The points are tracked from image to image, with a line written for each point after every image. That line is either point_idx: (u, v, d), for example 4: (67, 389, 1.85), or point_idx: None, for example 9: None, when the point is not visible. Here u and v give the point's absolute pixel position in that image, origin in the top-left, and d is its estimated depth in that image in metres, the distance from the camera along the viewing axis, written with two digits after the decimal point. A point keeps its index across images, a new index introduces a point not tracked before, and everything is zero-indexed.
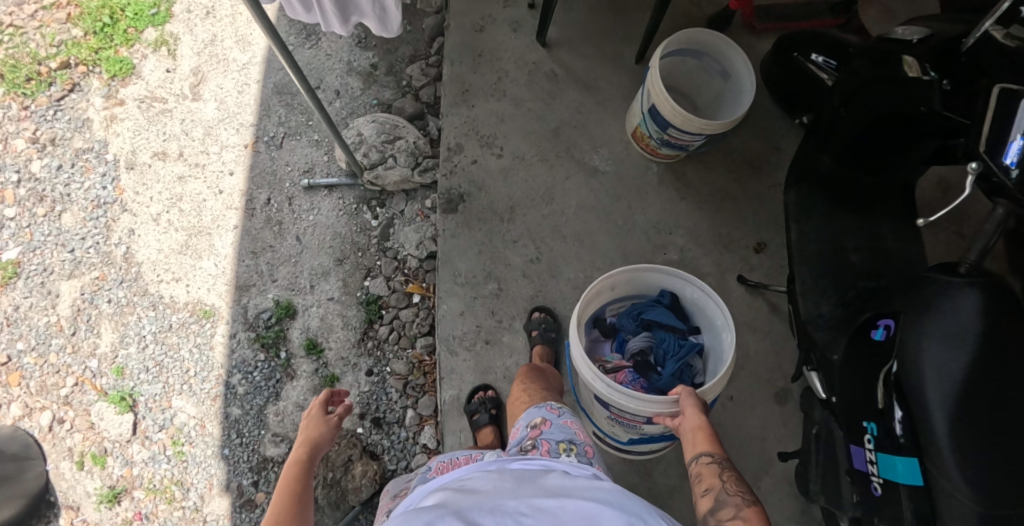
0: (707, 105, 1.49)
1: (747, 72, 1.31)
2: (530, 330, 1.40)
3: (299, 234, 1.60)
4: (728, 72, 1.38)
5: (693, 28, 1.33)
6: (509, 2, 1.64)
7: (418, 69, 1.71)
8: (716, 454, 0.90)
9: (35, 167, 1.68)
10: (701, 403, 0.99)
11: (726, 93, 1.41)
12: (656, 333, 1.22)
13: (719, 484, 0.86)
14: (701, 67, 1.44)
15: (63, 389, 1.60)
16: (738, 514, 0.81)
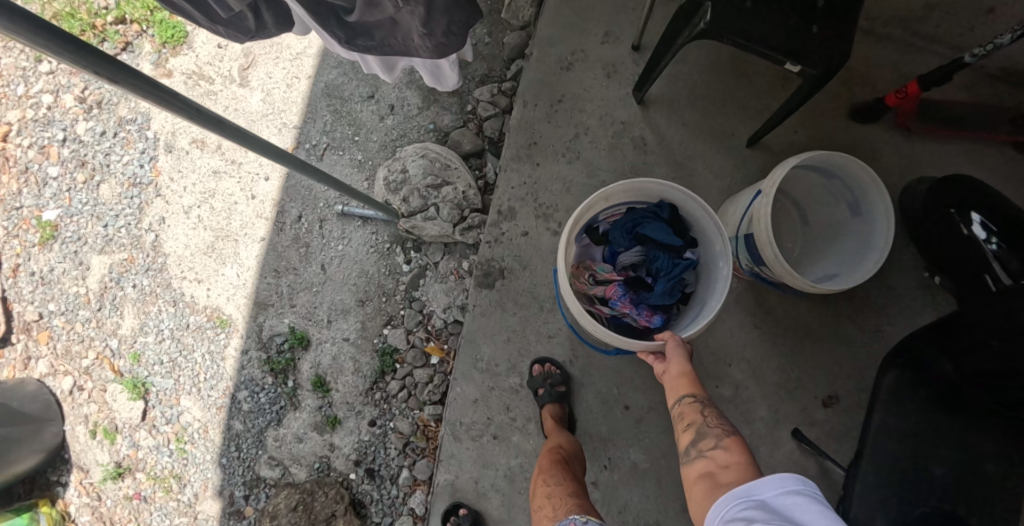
0: (821, 229, 1.22)
1: (889, 224, 1.04)
2: (534, 389, 1.24)
3: (325, 262, 1.49)
4: (863, 208, 1.11)
5: (839, 152, 1.03)
6: (609, 38, 1.34)
7: (487, 93, 1.45)
8: (698, 394, 0.90)
9: (80, 129, 1.62)
10: (686, 347, 0.96)
11: (849, 228, 1.15)
12: (651, 250, 1.11)
13: (701, 420, 0.86)
14: (829, 186, 1.16)
15: (85, 360, 1.62)
16: (717, 444, 0.81)
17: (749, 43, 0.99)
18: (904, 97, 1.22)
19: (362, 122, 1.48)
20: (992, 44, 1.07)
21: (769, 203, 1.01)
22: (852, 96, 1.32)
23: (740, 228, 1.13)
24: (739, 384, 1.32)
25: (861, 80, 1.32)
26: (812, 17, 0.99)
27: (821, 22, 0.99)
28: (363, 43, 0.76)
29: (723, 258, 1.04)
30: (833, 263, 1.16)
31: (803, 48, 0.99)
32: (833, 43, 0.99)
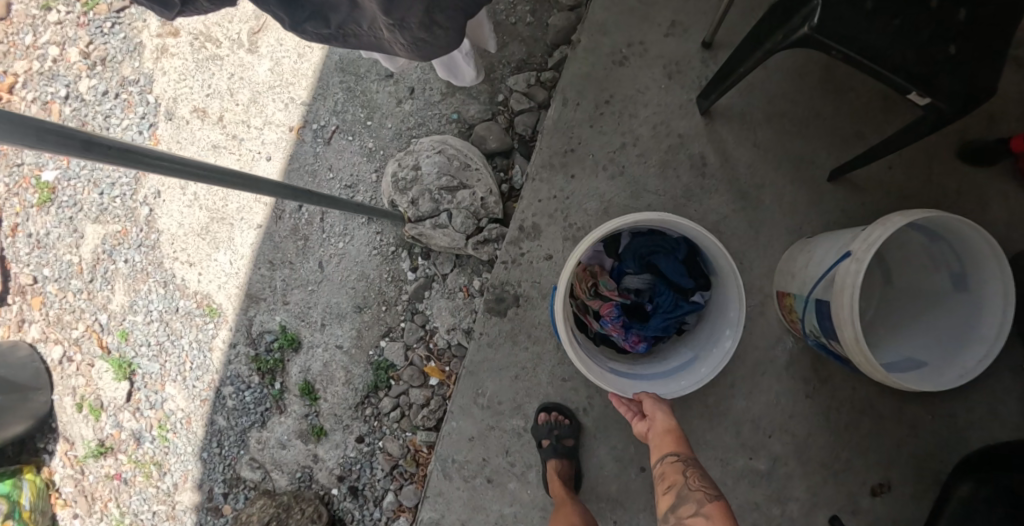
0: (909, 295, 1.00)
1: (1007, 313, 0.82)
2: (539, 440, 1.08)
3: (323, 259, 1.34)
4: (972, 284, 0.88)
5: (966, 218, 0.79)
6: (675, 30, 1.10)
7: (523, 83, 1.23)
8: (681, 452, 0.75)
9: (82, 86, 1.50)
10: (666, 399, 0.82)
11: (946, 302, 0.92)
12: (662, 283, 0.92)
13: (679, 489, 0.71)
14: (930, 248, 0.93)
15: (75, 331, 1.54)
16: (699, 511, 0.67)
17: (862, 58, 0.75)
18: None
19: (377, 105, 1.30)
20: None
21: (858, 270, 0.79)
22: (971, 127, 1.06)
23: (812, 288, 0.91)
24: (780, 458, 1.11)
25: (986, 108, 1.05)
26: (953, 28, 0.74)
27: (964, 37, 0.74)
28: (314, 30, 0.60)
29: (732, 324, 0.80)
30: (919, 341, 0.95)
31: (936, 70, 0.74)
32: (979, 68, 0.74)
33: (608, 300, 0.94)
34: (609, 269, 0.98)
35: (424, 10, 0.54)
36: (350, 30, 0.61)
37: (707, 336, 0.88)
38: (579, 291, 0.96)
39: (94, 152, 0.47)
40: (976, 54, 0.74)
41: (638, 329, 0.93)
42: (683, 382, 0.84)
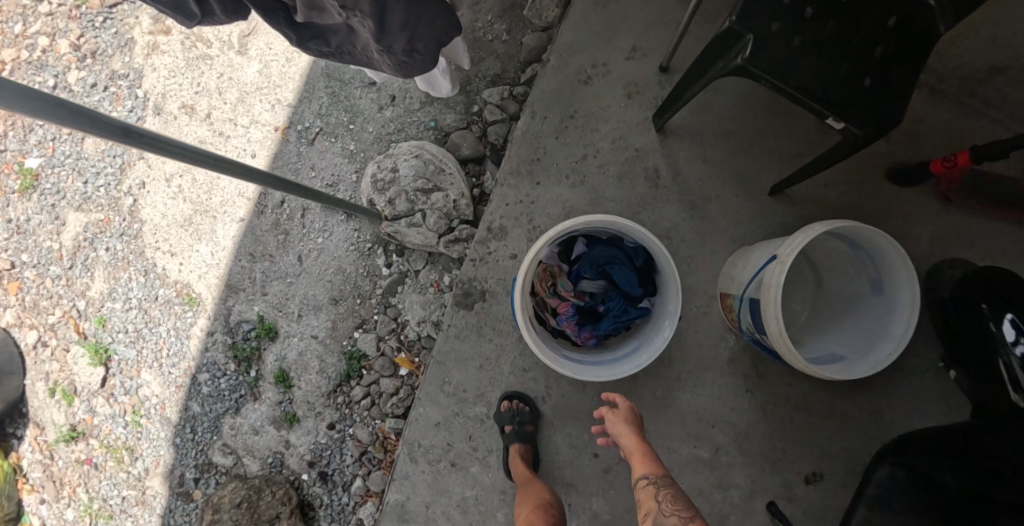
0: (835, 298, 1.12)
1: (911, 313, 0.94)
2: (501, 426, 1.16)
3: (302, 253, 1.41)
4: (886, 289, 0.99)
5: (876, 229, 0.91)
6: (636, 54, 1.21)
7: (497, 96, 1.33)
8: (652, 473, 0.90)
9: (70, 77, 1.55)
10: (633, 428, 1.01)
11: (866, 304, 1.04)
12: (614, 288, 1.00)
13: (657, 507, 0.84)
14: (853, 256, 1.05)
15: (52, 316, 1.57)
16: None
17: (787, 87, 0.86)
18: (952, 166, 1.10)
19: (360, 110, 1.39)
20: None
21: (782, 270, 0.90)
22: (894, 152, 1.19)
23: (747, 288, 1.02)
24: (720, 447, 1.21)
25: (907, 137, 1.19)
26: (867, 64, 0.86)
27: (876, 72, 0.86)
28: (316, 47, 0.68)
29: (670, 315, 0.89)
30: (841, 340, 1.06)
31: (849, 102, 0.86)
32: (884, 103, 0.86)
33: (564, 300, 1.02)
34: (567, 272, 1.04)
35: (407, 41, 0.63)
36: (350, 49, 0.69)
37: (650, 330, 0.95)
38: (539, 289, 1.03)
39: (133, 138, 0.61)
40: (881, 93, 0.86)
41: (592, 327, 1.00)
42: (624, 368, 0.91)
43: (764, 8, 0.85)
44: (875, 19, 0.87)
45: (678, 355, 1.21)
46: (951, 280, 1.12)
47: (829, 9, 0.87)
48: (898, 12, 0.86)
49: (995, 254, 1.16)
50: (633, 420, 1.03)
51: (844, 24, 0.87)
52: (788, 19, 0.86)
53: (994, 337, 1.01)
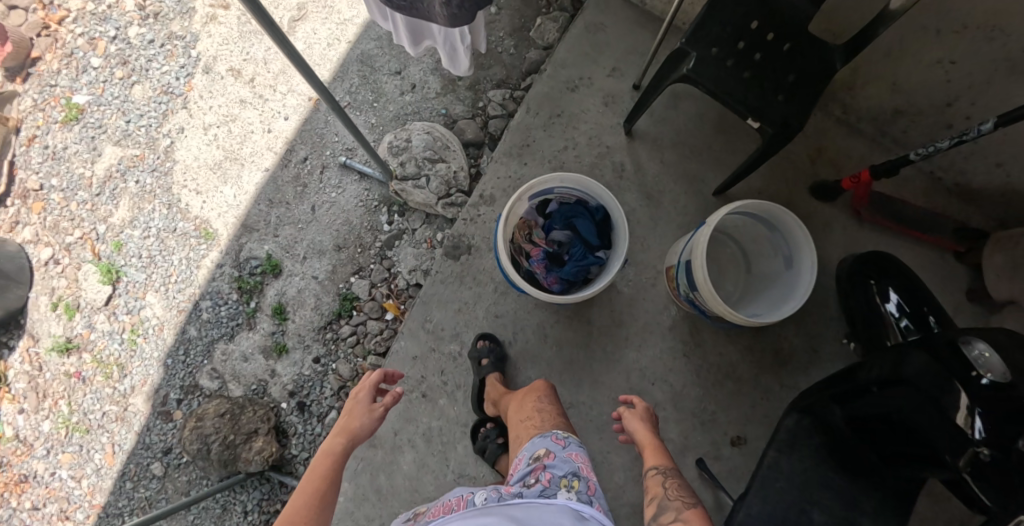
0: (760, 278, 1.35)
1: (810, 277, 1.16)
2: (478, 359, 1.37)
3: (316, 204, 1.63)
4: (794, 263, 1.23)
5: (781, 206, 1.17)
6: (615, 73, 1.52)
7: (500, 96, 1.62)
8: (661, 466, 1.00)
9: (131, 31, 1.82)
10: (646, 424, 1.11)
11: (782, 279, 1.28)
12: (577, 238, 1.27)
13: (663, 492, 0.95)
14: (772, 239, 1.30)
15: (69, 237, 1.74)
16: (677, 517, 0.88)
17: (720, 94, 1.16)
18: (858, 183, 1.39)
19: (384, 92, 1.65)
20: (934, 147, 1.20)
21: (708, 233, 1.16)
22: (815, 174, 1.52)
23: (683, 254, 1.29)
24: (658, 403, 1.40)
25: (828, 162, 1.52)
26: (781, 86, 1.16)
27: (787, 92, 1.16)
28: None
29: (619, 258, 1.16)
30: (761, 307, 1.29)
31: (765, 109, 1.16)
32: (792, 113, 1.15)
33: (537, 246, 1.29)
34: (541, 225, 1.30)
35: None
36: (414, 6, 0.99)
37: (603, 272, 1.22)
38: (517, 237, 1.30)
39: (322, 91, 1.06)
40: (790, 106, 1.16)
41: (557, 272, 1.27)
42: (579, 297, 1.18)
43: (707, 36, 1.17)
44: (791, 55, 1.17)
45: (628, 318, 1.43)
46: (847, 260, 1.37)
47: (758, 44, 1.17)
48: (808, 52, 1.17)
49: None
50: (644, 417, 1.14)
51: (768, 57, 1.17)
52: (724, 47, 1.17)
53: (884, 314, 1.27)
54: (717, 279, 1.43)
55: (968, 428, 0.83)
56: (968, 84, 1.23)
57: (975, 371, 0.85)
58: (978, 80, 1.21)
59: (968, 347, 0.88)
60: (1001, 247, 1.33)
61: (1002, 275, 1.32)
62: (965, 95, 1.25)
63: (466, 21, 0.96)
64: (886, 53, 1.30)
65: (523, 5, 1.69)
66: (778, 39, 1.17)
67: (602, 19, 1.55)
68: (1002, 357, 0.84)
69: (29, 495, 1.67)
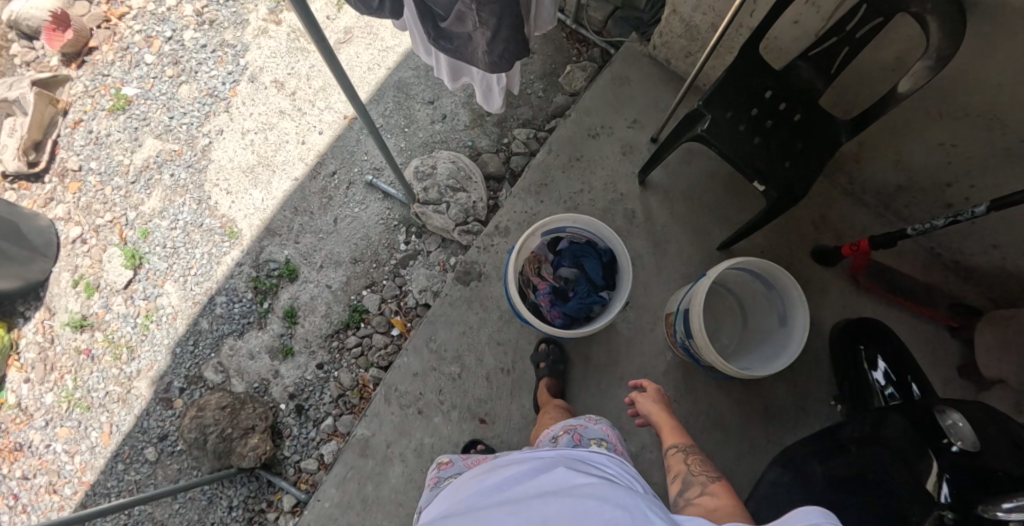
0: (755, 332, 1.41)
1: (801, 338, 1.22)
2: (537, 360, 1.45)
3: (338, 217, 1.71)
4: (788, 322, 1.29)
5: (779, 267, 1.23)
6: (635, 125, 1.61)
7: (524, 135, 1.71)
8: (681, 445, 1.10)
9: (186, 34, 1.98)
10: (664, 409, 1.23)
11: (775, 335, 1.33)
12: (583, 276, 1.34)
13: (686, 468, 1.03)
14: (768, 297, 1.36)
15: (100, 219, 1.84)
16: (704, 490, 0.95)
17: (730, 156, 1.24)
18: (857, 251, 1.44)
19: (416, 119, 1.74)
20: (929, 225, 1.26)
21: (707, 284, 1.23)
22: (817, 240, 1.59)
23: (682, 302, 1.35)
24: (647, 445, 1.44)
25: (832, 229, 1.59)
26: (787, 153, 1.24)
27: (793, 159, 1.23)
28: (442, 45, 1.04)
29: (621, 299, 1.23)
30: (754, 361, 1.34)
31: (773, 173, 1.23)
32: (798, 179, 1.23)
33: (545, 280, 1.36)
34: (550, 260, 1.38)
35: (503, 49, 0.98)
36: (459, 51, 1.05)
37: (605, 312, 1.28)
38: (527, 270, 1.37)
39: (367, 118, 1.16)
40: (797, 172, 1.23)
41: (560, 307, 1.33)
42: (580, 333, 1.24)
43: (723, 102, 1.25)
44: (801, 125, 1.25)
45: (623, 358, 1.48)
46: (841, 324, 1.45)
47: (770, 113, 1.25)
48: (817, 124, 1.25)
49: None
50: (660, 401, 1.26)
51: (778, 126, 1.25)
52: (739, 113, 1.25)
53: (872, 382, 1.32)
54: (714, 331, 1.48)
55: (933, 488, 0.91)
56: (968, 169, 1.30)
57: (947, 438, 0.95)
58: (974, 166, 1.29)
59: (942, 416, 0.99)
60: (993, 325, 1.40)
61: (992, 352, 1.38)
62: (964, 179, 1.32)
63: (505, 69, 1.03)
64: (892, 130, 1.38)
65: (555, 52, 1.80)
66: (790, 110, 1.25)
67: (628, 73, 1.65)
68: (973, 428, 0.95)
69: (21, 464, 1.70)
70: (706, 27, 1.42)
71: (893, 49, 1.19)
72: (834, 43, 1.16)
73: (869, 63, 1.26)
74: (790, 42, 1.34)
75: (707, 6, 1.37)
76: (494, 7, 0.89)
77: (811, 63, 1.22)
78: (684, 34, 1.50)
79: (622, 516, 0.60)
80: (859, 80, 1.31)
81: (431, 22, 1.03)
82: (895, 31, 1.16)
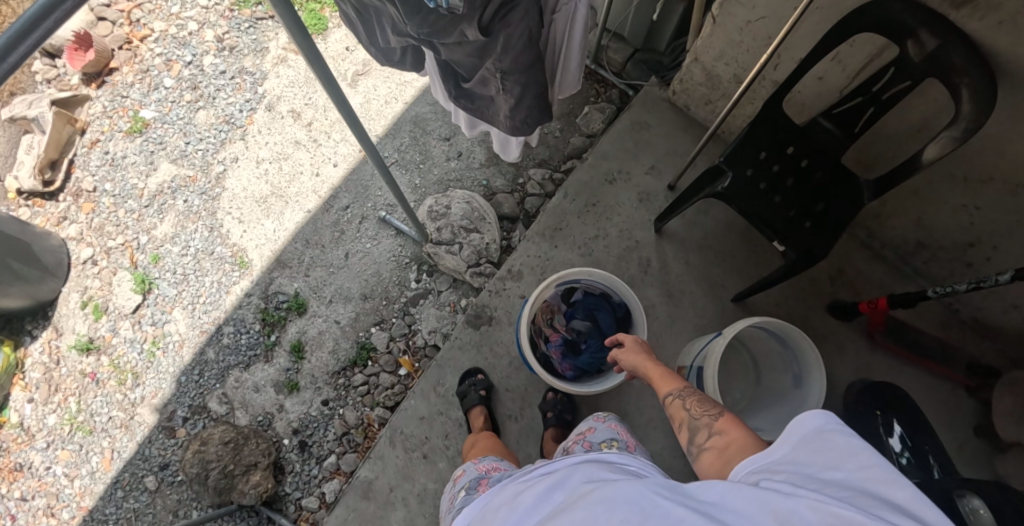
0: (767, 390, 1.36)
1: (816, 403, 1.16)
2: (544, 409, 1.39)
3: (350, 252, 1.72)
4: (802, 383, 1.23)
5: (795, 328, 1.18)
6: (652, 171, 1.59)
7: (540, 176, 1.69)
8: (675, 391, 0.92)
9: (206, 59, 2.01)
10: (647, 356, 1.06)
11: (788, 396, 1.27)
12: (596, 331, 1.31)
13: (688, 414, 0.84)
14: (783, 355, 1.31)
15: (112, 241, 1.84)
16: (712, 432, 0.77)
17: (748, 215, 1.21)
18: (874, 308, 1.38)
19: (431, 155, 1.75)
20: (949, 287, 1.20)
21: (723, 344, 1.18)
22: (834, 294, 1.52)
23: (696, 359, 1.28)
24: None
25: (852, 284, 1.52)
26: (807, 213, 1.20)
27: (814, 220, 1.19)
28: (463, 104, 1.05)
29: None
30: (765, 420, 1.28)
31: (792, 233, 1.19)
32: (817, 241, 1.18)
33: (557, 331, 1.33)
34: (563, 311, 1.36)
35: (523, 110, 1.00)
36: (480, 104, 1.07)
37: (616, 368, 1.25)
38: (539, 319, 1.34)
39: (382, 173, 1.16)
40: (820, 233, 1.19)
41: (571, 360, 1.30)
42: (591, 388, 1.20)
43: (744, 158, 1.21)
44: (822, 183, 1.21)
45: (632, 409, 1.44)
46: (858, 385, 1.40)
47: (790, 168, 1.21)
48: (841, 182, 1.20)
49: None
50: (642, 348, 1.08)
51: (800, 183, 1.21)
52: (760, 169, 1.21)
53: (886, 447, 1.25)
54: (724, 384, 1.44)
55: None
56: (991, 231, 1.24)
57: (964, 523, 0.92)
58: (997, 230, 1.23)
59: (963, 501, 0.95)
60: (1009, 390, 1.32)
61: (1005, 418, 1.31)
62: (986, 240, 1.27)
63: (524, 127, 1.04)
64: (912, 193, 1.33)
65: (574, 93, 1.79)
66: (812, 167, 1.21)
67: (647, 118, 1.63)
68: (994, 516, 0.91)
69: (21, 484, 1.68)
70: (729, 77, 1.40)
71: (919, 110, 1.16)
72: (858, 103, 1.12)
73: (896, 124, 1.23)
74: (815, 98, 1.32)
75: (731, 57, 1.35)
76: (519, 77, 0.94)
77: (835, 121, 1.18)
78: (706, 82, 1.48)
79: (629, 511, 0.50)
80: (882, 139, 1.28)
81: (453, 81, 1.10)
82: (925, 93, 1.12)
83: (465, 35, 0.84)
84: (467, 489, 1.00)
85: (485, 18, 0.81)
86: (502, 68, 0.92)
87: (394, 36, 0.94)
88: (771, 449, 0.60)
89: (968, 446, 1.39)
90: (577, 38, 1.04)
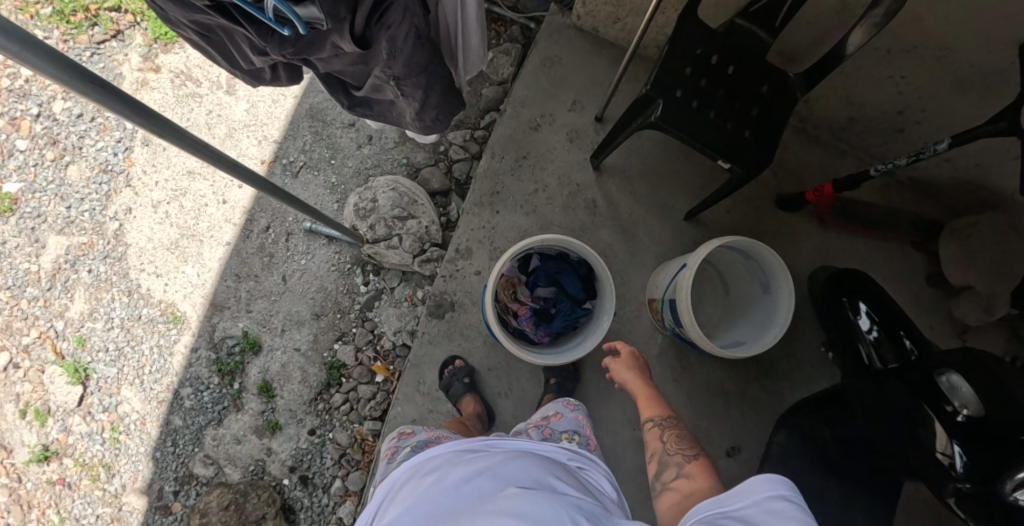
0: (736, 299, 1.34)
1: (789, 304, 1.13)
2: None
3: (287, 274, 1.60)
4: (771, 288, 1.21)
5: (754, 239, 1.14)
6: (576, 107, 1.48)
7: (460, 138, 1.57)
8: (659, 419, 1.00)
9: (56, 105, 1.76)
10: (638, 370, 1.12)
11: (759, 302, 1.25)
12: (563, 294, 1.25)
13: (662, 447, 0.94)
14: (748, 264, 1.27)
15: (26, 337, 1.65)
16: (680, 474, 0.87)
17: (690, 141, 1.10)
18: (821, 196, 1.34)
19: (340, 147, 1.61)
20: (891, 162, 1.17)
21: (690, 274, 1.12)
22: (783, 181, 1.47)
23: (665, 292, 1.24)
24: None
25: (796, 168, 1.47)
26: (744, 122, 1.12)
27: (752, 127, 1.12)
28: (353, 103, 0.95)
29: (608, 311, 1.13)
30: (743, 331, 1.27)
31: (737, 150, 1.11)
32: (761, 152, 1.11)
33: (523, 304, 1.27)
34: (524, 282, 1.29)
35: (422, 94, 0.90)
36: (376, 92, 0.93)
37: (594, 324, 1.18)
38: (502, 296, 1.27)
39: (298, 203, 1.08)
40: (762, 140, 1.12)
41: (546, 327, 1.25)
42: (571, 353, 1.14)
43: (670, 79, 1.10)
44: (750, 86, 1.13)
45: None
46: (824, 273, 1.36)
47: (717, 78, 1.12)
48: (764, 78, 1.14)
49: (861, 261, 1.44)
50: (637, 361, 1.14)
51: (729, 92, 1.12)
52: (688, 86, 1.11)
53: (854, 326, 1.25)
54: (696, 305, 1.41)
55: (946, 457, 0.85)
56: (920, 96, 1.19)
57: (950, 404, 0.88)
58: (927, 93, 1.17)
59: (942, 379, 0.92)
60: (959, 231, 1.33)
61: (956, 261, 1.32)
62: (915, 104, 1.22)
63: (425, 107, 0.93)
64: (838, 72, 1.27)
65: None
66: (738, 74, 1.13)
67: (557, 51, 1.50)
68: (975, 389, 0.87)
69: None
70: None
71: None
72: None
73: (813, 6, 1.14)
74: None
75: None
76: (416, 80, 0.86)
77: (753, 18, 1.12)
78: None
79: None
80: (803, 27, 1.20)
81: (343, 91, 0.98)
82: None
83: (339, 47, 0.76)
84: (414, 447, 0.92)
85: (357, 27, 0.73)
86: (395, 76, 0.84)
87: (256, 56, 0.83)
88: (729, 497, 0.66)
89: (937, 292, 1.42)
90: (473, 11, 0.93)
